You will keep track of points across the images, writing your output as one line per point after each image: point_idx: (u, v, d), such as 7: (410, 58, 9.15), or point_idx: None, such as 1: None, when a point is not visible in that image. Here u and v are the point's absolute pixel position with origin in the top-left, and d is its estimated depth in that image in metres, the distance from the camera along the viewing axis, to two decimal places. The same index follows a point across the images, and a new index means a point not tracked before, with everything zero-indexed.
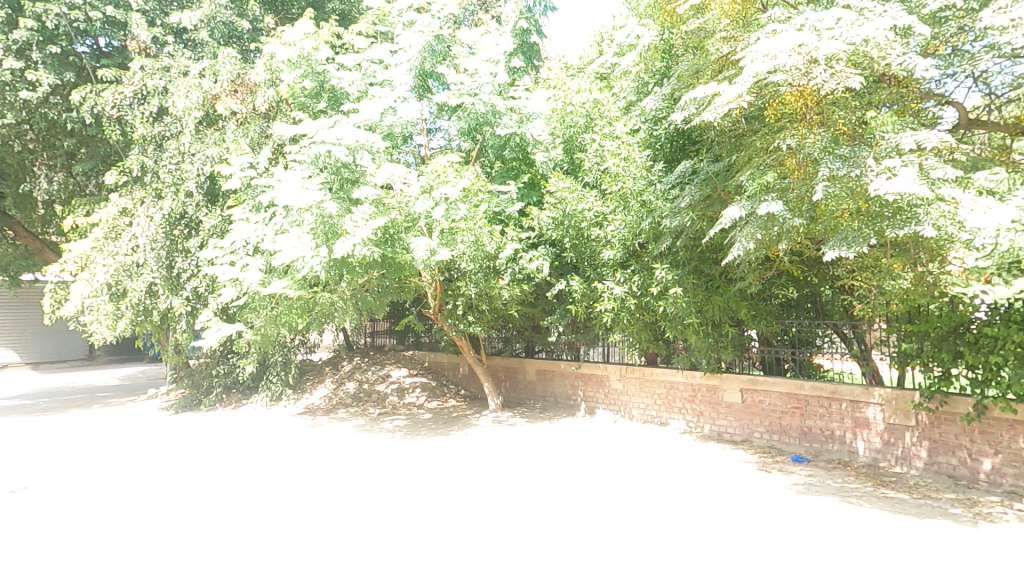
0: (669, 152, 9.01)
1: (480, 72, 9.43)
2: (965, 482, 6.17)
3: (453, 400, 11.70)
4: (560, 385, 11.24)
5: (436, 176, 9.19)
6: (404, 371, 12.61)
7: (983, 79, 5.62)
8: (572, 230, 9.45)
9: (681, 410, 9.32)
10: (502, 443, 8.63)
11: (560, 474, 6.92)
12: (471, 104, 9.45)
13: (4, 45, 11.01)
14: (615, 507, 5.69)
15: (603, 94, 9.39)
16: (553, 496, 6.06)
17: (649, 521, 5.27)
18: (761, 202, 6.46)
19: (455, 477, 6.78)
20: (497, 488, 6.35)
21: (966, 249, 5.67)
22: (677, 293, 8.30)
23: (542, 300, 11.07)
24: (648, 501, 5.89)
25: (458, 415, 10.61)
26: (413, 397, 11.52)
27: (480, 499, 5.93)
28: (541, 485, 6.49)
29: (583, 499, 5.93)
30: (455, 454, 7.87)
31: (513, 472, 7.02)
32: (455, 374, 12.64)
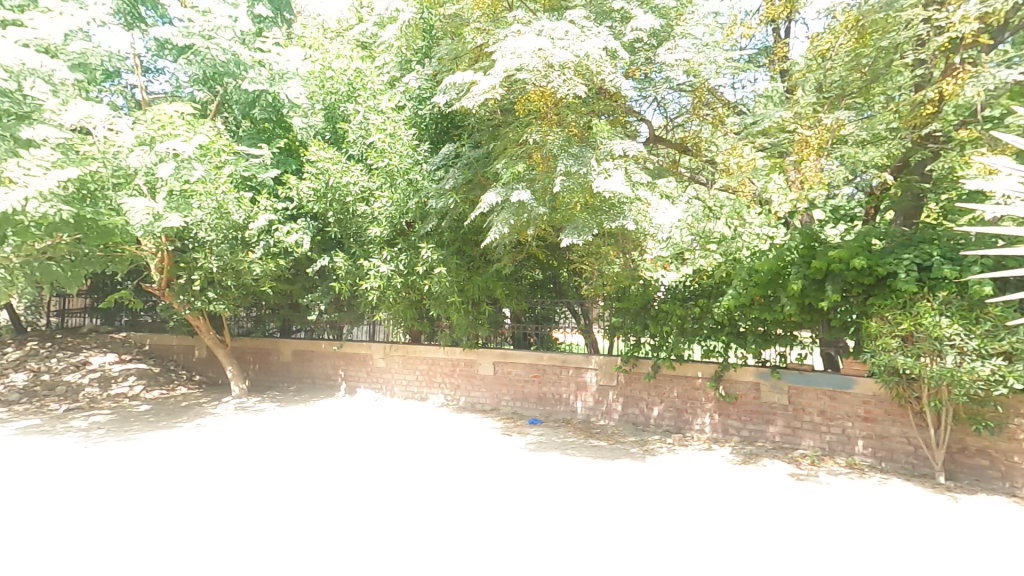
0: (435, 134, 8.83)
1: (215, 13, 8.09)
2: (642, 426, 7.74)
3: (183, 388, 10.08)
4: (319, 366, 10.63)
5: (158, 126, 7.56)
6: (111, 357, 10.40)
7: (663, 105, 6.99)
8: (336, 204, 8.83)
9: (440, 384, 9.65)
10: (228, 431, 7.65)
11: (285, 453, 6.42)
12: (205, 49, 8.00)
13: None
14: (335, 476, 5.50)
15: (365, 64, 8.81)
16: (290, 471, 5.66)
17: (360, 482, 5.30)
18: (512, 191, 6.94)
19: (171, 469, 5.81)
20: (199, 475, 5.55)
21: (656, 242, 6.96)
22: (441, 273, 8.40)
23: (301, 277, 10.15)
24: (373, 467, 5.86)
25: (186, 404, 9.14)
26: (124, 387, 9.53)
27: (198, 485, 5.18)
28: (279, 463, 6.00)
29: (302, 473, 5.59)
30: (178, 447, 6.75)
31: (228, 457, 6.25)
32: (188, 359, 10.87)
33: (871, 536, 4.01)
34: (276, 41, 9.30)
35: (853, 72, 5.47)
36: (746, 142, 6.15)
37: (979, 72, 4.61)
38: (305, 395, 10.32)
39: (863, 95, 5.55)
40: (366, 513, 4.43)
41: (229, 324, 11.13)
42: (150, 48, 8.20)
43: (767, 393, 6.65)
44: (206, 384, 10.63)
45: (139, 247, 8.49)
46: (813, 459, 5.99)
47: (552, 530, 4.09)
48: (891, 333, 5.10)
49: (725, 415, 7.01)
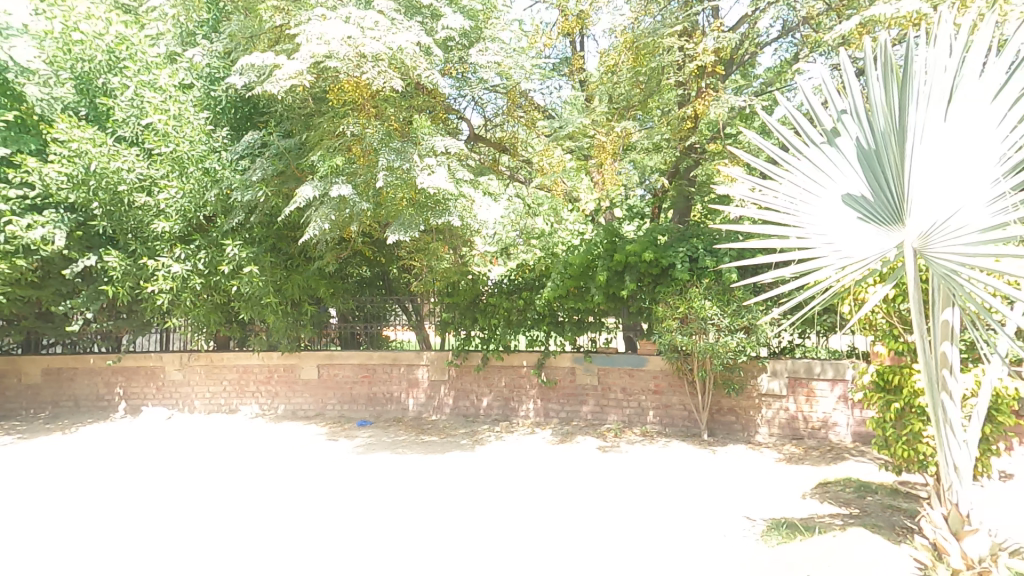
0: (235, 120, 7.82)
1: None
2: (472, 417, 7.93)
3: None
4: (85, 385, 8.74)
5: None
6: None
7: (480, 104, 7.14)
8: (104, 194, 7.28)
9: (254, 394, 8.64)
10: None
11: (25, 494, 5.08)
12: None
13: None
14: (99, 511, 4.53)
15: (128, 28, 7.34)
16: (40, 515, 4.48)
17: (141, 515, 4.42)
18: (332, 185, 6.45)
19: None
20: None
21: (483, 239, 7.18)
22: (252, 272, 7.47)
23: (53, 279, 8.13)
24: (155, 495, 4.97)
25: None
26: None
27: None
28: (25, 506, 4.72)
29: (50, 516, 4.42)
30: None
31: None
32: None
33: (645, 494, 4.66)
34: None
35: (634, 88, 6.28)
36: (556, 144, 6.63)
37: (719, 97, 5.58)
38: (63, 420, 8.35)
39: (642, 109, 6.42)
40: (134, 549, 3.71)
41: None
42: None
43: (582, 376, 7.31)
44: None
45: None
46: (616, 432, 6.76)
47: (362, 534, 3.90)
48: (672, 316, 5.97)
49: (546, 399, 7.52)
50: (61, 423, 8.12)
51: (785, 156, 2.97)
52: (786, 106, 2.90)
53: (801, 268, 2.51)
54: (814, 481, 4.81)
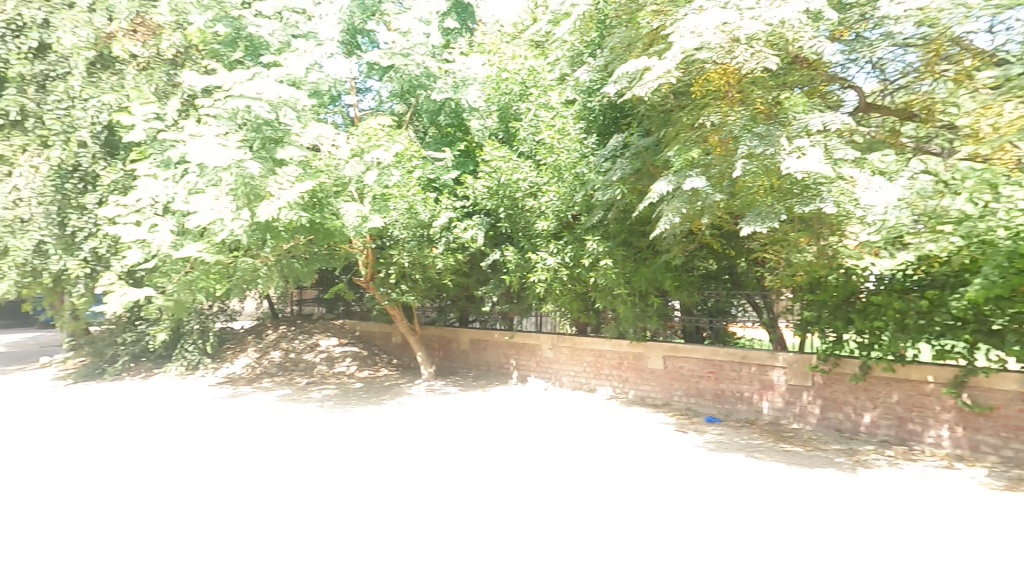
0: (604, 125, 8.60)
1: (414, 32, 8.75)
2: (848, 434, 6.87)
3: (386, 368, 11.58)
4: (494, 354, 11.20)
5: (367, 139, 8.92)
6: (334, 341, 12.32)
7: (880, 66, 6.10)
8: (507, 200, 9.39)
9: (608, 376, 9.44)
10: (416, 417, 8.46)
11: (479, 440, 7.03)
12: (404, 65, 8.87)
13: None
14: (530, 473, 5.63)
15: (537, 62, 9.06)
16: (490, 462, 6.05)
17: (554, 478, 5.47)
18: (686, 177, 6.34)
19: (392, 448, 6.70)
20: (412, 456, 6.29)
21: (861, 224, 6.07)
22: (607, 265, 8.21)
23: (476, 271, 10.98)
24: (569, 464, 5.95)
25: (390, 383, 10.71)
26: (343, 365, 11.39)
27: (418, 467, 5.84)
28: (480, 452, 6.49)
29: (496, 465, 5.93)
30: (394, 426, 7.89)
31: (415, 445, 6.83)
32: (387, 343, 12.38)
33: None
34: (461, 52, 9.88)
35: None
36: (1006, 98, 5.08)
37: None
38: (482, 380, 11.08)
39: None
40: (554, 520, 4.37)
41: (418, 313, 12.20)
42: (362, 72, 9.36)
43: None
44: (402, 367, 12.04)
45: (351, 244, 10.03)
46: None
47: (778, 563, 3.63)
48: None
49: (975, 429, 5.93)
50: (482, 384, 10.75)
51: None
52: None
53: None
54: None
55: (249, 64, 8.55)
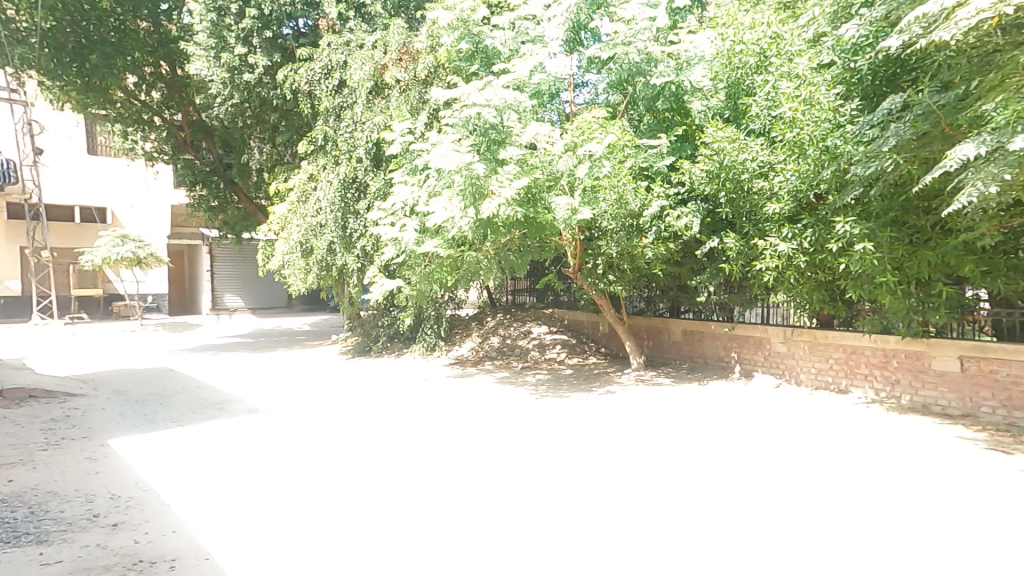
0: (872, 87, 7.36)
1: (638, 18, 8.76)
2: None
3: (594, 357, 11.92)
4: (710, 346, 10.65)
5: (581, 133, 9.09)
6: (544, 328, 13.09)
7: None
8: (730, 183, 8.65)
9: (866, 377, 8.23)
10: (636, 407, 8.57)
11: (731, 446, 6.59)
12: (625, 54, 8.87)
13: (235, 34, 12.90)
14: (811, 497, 5.03)
15: (784, 26, 8.10)
16: (755, 477, 5.58)
17: (846, 507, 4.78)
18: (1014, 133, 5.15)
19: (640, 449, 6.64)
20: (666, 462, 6.14)
21: None
22: (867, 249, 7.10)
23: (689, 259, 10.41)
24: (857, 489, 5.15)
25: (598, 371, 10.97)
26: (554, 352, 11.99)
27: (678, 478, 5.64)
28: (737, 462, 6.06)
29: (765, 481, 5.44)
30: (634, 421, 7.86)
31: (651, 441, 6.94)
32: (594, 333, 12.70)
33: None
34: (690, 31, 9.45)
35: None
36: None
37: None
38: (698, 373, 10.64)
39: None
40: (848, 549, 4.06)
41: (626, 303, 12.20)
42: (581, 67, 9.72)
43: None
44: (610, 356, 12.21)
45: (561, 237, 10.38)
46: None
47: None
48: None
49: None
50: (698, 376, 10.35)
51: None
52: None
53: None
54: None
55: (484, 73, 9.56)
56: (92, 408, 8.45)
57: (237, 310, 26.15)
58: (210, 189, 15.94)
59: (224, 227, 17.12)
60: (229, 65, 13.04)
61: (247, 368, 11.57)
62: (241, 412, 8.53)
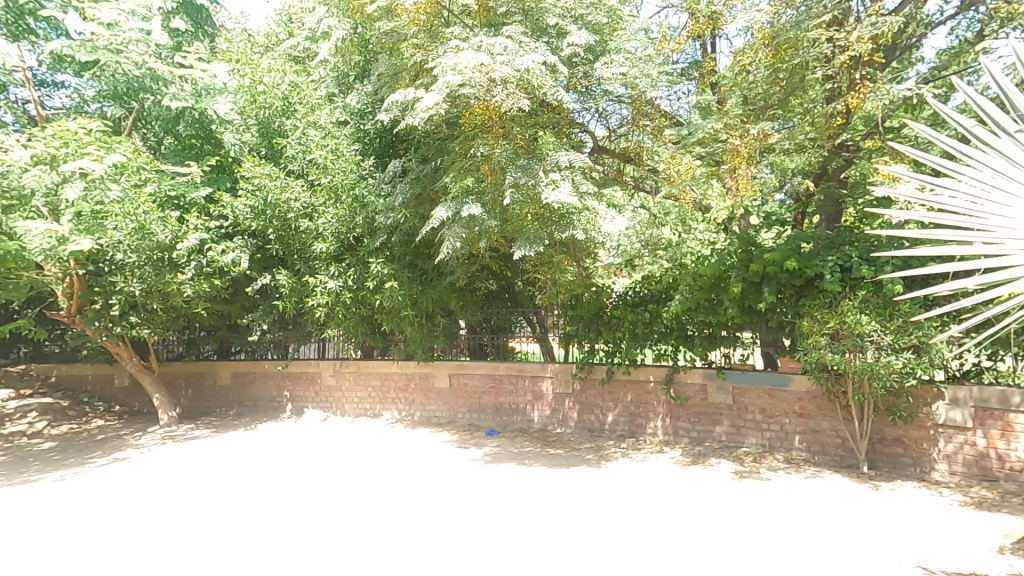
0: (380, 148, 8.45)
1: (123, 24, 7.48)
2: (596, 432, 7.76)
3: (98, 421, 9.56)
4: (262, 388, 10.07)
5: (60, 142, 6.69)
6: (6, 394, 9.61)
7: (604, 115, 6.98)
8: (276, 221, 8.31)
9: (393, 400, 9.26)
10: (145, 469, 6.97)
11: (233, 482, 6.16)
12: (115, 63, 7.37)
13: None
14: (284, 510, 5.10)
15: (300, 78, 8.37)
16: (243, 504, 5.34)
17: (313, 512, 5.03)
18: (463, 204, 6.65)
19: (117, 506, 5.47)
20: (142, 512, 5.22)
21: (607, 252, 7.22)
22: (393, 287, 8.01)
23: (239, 296, 9.56)
24: (331, 495, 5.54)
25: (102, 438, 8.62)
26: (23, 423, 8.88)
27: (148, 525, 4.85)
28: (233, 494, 5.69)
29: (249, 506, 5.27)
30: (132, 479, 6.50)
31: (137, 497, 5.74)
32: (108, 388, 10.30)
33: (785, 529, 4.25)
34: (202, 57, 8.74)
35: (773, 86, 5.69)
36: (684, 152, 6.18)
37: (877, 87, 4.94)
38: (246, 417, 9.78)
39: (783, 108, 5.80)
40: (292, 547, 4.19)
41: (158, 348, 10.46)
42: (43, 63, 7.44)
43: (713, 394, 6.81)
44: (128, 415, 10.16)
45: (41, 273, 7.70)
46: (755, 457, 6.21)
47: (498, 561, 3.83)
48: (820, 331, 5.35)
49: (675, 417, 7.13)
50: (245, 421, 9.52)
51: (969, 147, 2.38)
52: (965, 89, 2.34)
53: (986, 280, 2.01)
54: (1003, 535, 4.06)
55: None
56: None
57: None
58: None
59: None
60: None
61: None
62: None
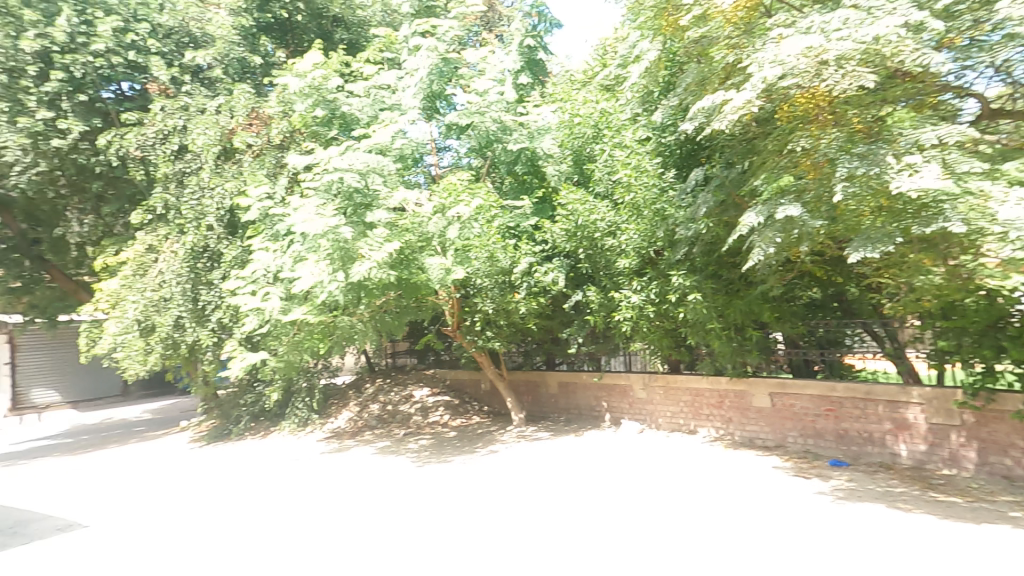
0: (681, 159, 8.36)
1: (490, 92, 9.23)
2: (1020, 483, 5.86)
3: (478, 417, 11.71)
4: (584, 397, 11.01)
5: (448, 194, 8.93)
6: (426, 390, 12.58)
7: (1004, 70, 5.35)
8: (586, 241, 9.05)
9: (708, 417, 8.94)
10: (512, 466, 8.53)
11: (585, 488, 7.01)
12: (481, 122, 9.12)
13: (35, 96, 10.07)
14: (634, 526, 5.52)
15: (608, 103, 9.12)
16: (597, 513, 6.03)
17: (663, 532, 5.30)
18: (778, 206, 5.75)
19: (504, 498, 6.92)
20: (522, 507, 6.45)
21: (999, 244, 4.96)
22: (696, 300, 7.73)
23: (558, 312, 10.75)
24: (676, 517, 5.70)
25: (483, 432, 10.78)
26: (437, 415, 11.58)
27: (529, 519, 5.98)
28: (586, 501, 6.49)
29: (603, 516, 5.89)
30: (507, 474, 8.10)
31: (513, 493, 7.12)
32: (477, 391, 12.50)
33: None
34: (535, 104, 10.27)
35: None
36: None
37: None
38: (575, 424, 10.92)
39: None
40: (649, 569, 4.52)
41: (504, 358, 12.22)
42: (441, 134, 9.64)
43: None
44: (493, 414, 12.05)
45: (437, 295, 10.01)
46: None
47: None
48: None
49: None
50: (575, 427, 10.65)
51: None
52: None
53: None
54: None
55: (343, 139, 9.32)
56: None
57: (54, 406, 19.88)
58: (8, 269, 13.25)
59: (33, 308, 14.49)
60: (29, 130, 10.14)
61: (65, 474, 9.65)
62: (49, 530, 6.99)
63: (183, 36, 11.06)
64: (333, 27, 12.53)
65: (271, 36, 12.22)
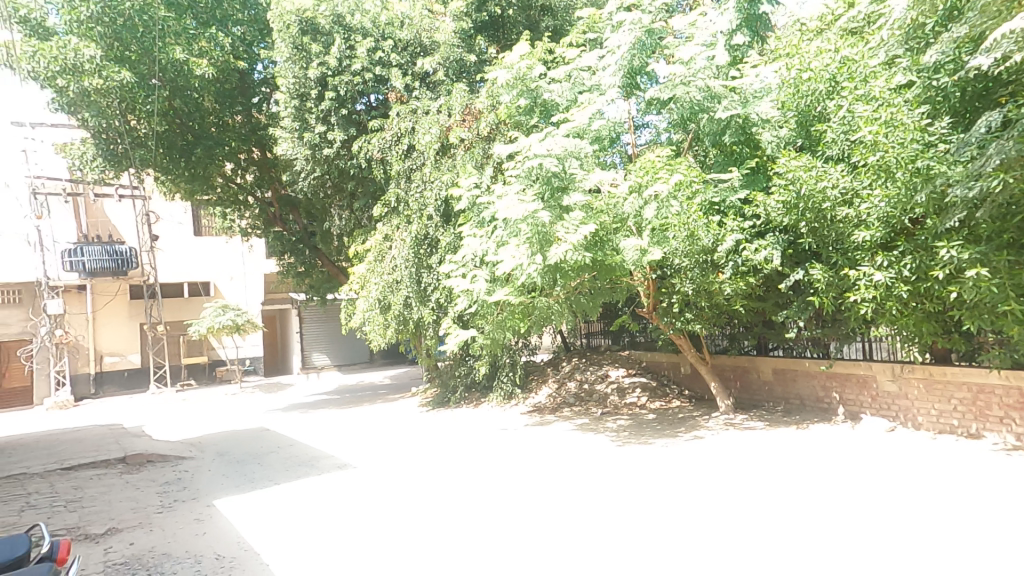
0: (961, 104, 6.88)
1: (696, 59, 8.76)
2: None
3: (677, 401, 11.41)
4: (806, 386, 9.93)
5: (645, 173, 8.79)
6: (622, 372, 12.52)
7: None
8: (811, 213, 7.81)
9: (1002, 420, 7.33)
10: (729, 454, 8.05)
11: (830, 490, 6.29)
12: (685, 94, 8.70)
13: (315, 114, 12.56)
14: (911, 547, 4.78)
15: (854, 49, 7.92)
16: (856, 524, 5.37)
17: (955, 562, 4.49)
18: None
19: (732, 490, 6.59)
20: (758, 506, 6.05)
21: None
22: (980, 277, 6.29)
23: (772, 293, 9.84)
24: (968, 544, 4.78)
25: (683, 416, 10.42)
26: (634, 397, 11.50)
27: (771, 521, 5.59)
28: (835, 507, 5.83)
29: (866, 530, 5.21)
30: (726, 463, 7.67)
31: (742, 485, 6.72)
32: (676, 374, 12.14)
33: None
34: (753, 65, 9.40)
35: None
36: None
37: None
38: (795, 415, 9.89)
39: None
40: None
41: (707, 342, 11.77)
42: (641, 110, 9.62)
43: None
44: (695, 400, 11.61)
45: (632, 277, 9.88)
46: None
47: None
48: None
49: None
50: (795, 419, 9.65)
51: None
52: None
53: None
54: None
55: (544, 125, 9.77)
56: (200, 469, 9.04)
57: (326, 369, 24.87)
58: (297, 257, 16.99)
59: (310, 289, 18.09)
60: (309, 143, 12.82)
61: (333, 424, 12.04)
62: (332, 468, 8.81)
63: (416, 47, 12.62)
64: (540, 17, 13.40)
65: (486, 34, 13.29)
